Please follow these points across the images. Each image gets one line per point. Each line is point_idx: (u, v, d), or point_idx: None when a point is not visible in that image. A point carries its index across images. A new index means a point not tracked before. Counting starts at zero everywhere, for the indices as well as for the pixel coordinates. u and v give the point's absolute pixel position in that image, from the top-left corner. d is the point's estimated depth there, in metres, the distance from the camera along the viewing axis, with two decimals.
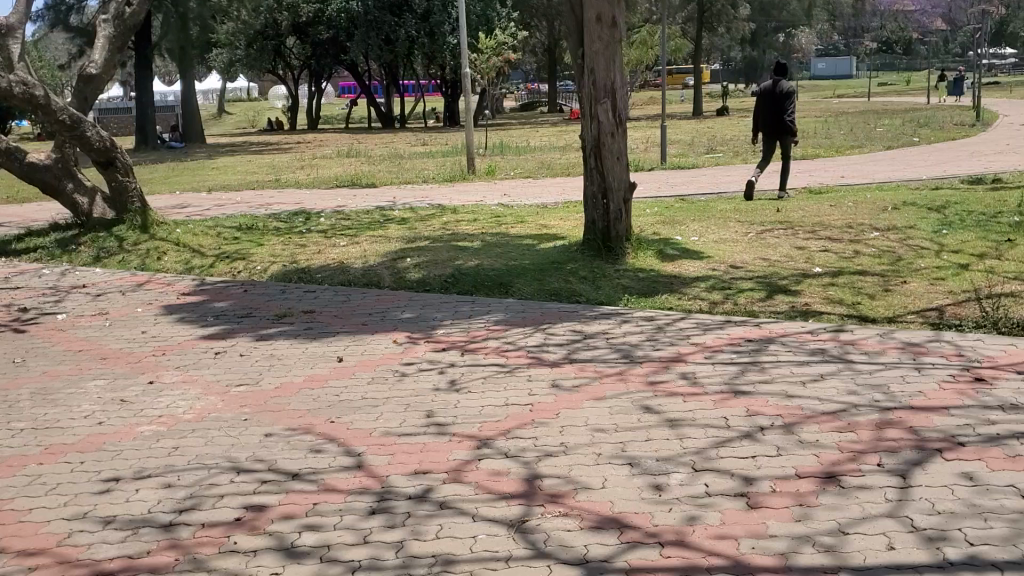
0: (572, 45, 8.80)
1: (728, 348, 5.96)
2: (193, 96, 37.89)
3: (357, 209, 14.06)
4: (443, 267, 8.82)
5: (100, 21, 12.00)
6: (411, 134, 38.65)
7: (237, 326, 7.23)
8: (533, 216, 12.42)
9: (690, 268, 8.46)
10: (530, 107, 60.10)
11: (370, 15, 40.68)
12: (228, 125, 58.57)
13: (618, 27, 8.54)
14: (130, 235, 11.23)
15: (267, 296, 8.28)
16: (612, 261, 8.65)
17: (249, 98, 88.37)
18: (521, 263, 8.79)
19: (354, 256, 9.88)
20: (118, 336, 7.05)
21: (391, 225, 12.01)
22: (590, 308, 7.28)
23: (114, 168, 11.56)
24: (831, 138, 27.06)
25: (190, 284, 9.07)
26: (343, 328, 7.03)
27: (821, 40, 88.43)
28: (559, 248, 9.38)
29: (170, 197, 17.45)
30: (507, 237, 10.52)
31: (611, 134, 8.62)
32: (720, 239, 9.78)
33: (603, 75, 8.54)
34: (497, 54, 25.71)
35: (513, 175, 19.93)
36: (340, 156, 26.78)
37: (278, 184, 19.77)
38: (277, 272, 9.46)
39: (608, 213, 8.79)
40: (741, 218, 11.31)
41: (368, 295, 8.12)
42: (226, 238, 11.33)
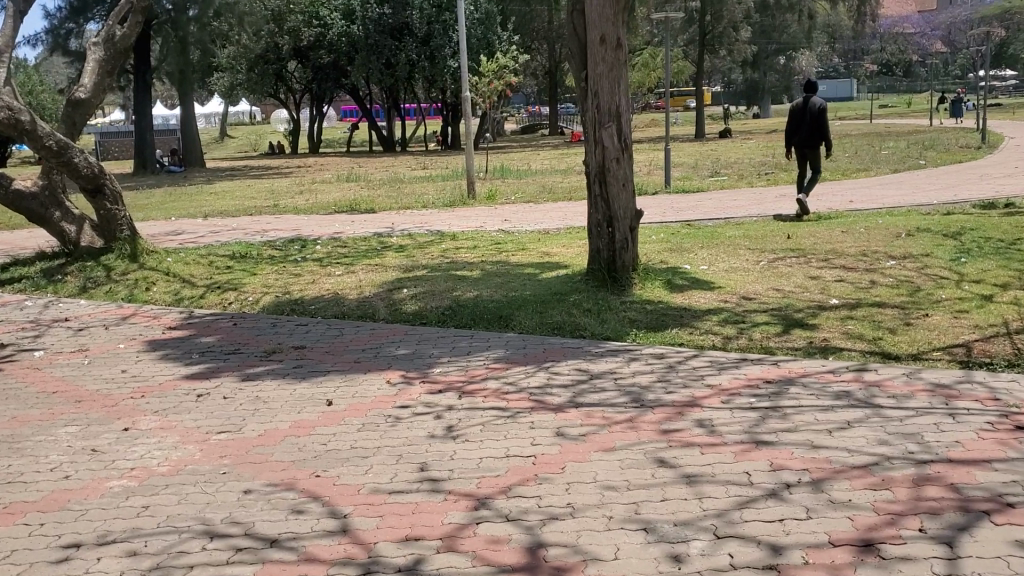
0: (575, 68, 8.48)
1: (745, 391, 5.56)
2: (194, 121, 37.70)
3: (355, 235, 13.70)
4: (442, 299, 8.45)
5: (91, 44, 11.70)
6: (411, 157, 38.36)
7: (223, 364, 6.84)
8: (535, 243, 12.05)
9: (700, 299, 8.08)
10: (531, 129, 59.89)
11: (370, 39, 40.46)
12: (229, 148, 58.40)
13: (624, 48, 8.20)
14: (119, 264, 10.89)
15: (257, 330, 7.89)
16: (618, 292, 8.27)
17: (252, 122, 88.41)
18: (523, 295, 8.41)
19: (349, 286, 9.52)
20: (96, 376, 6.65)
21: (389, 253, 11.64)
22: (595, 344, 6.89)
23: (102, 196, 11.22)
24: (836, 161, 26.72)
25: (178, 317, 8.69)
26: (335, 366, 6.64)
27: (821, 61, 88.50)
28: (564, 277, 9.00)
29: (165, 223, 17.09)
30: (509, 265, 10.16)
31: (616, 160, 8.25)
32: (730, 268, 9.41)
33: (607, 98, 8.20)
34: (499, 78, 25.44)
35: (516, 199, 19.58)
36: (340, 180, 26.43)
37: (276, 210, 19.37)
38: (270, 304, 9.09)
39: (613, 241, 8.41)
40: (750, 246, 10.95)
41: (363, 328, 7.75)
42: (219, 267, 10.97)
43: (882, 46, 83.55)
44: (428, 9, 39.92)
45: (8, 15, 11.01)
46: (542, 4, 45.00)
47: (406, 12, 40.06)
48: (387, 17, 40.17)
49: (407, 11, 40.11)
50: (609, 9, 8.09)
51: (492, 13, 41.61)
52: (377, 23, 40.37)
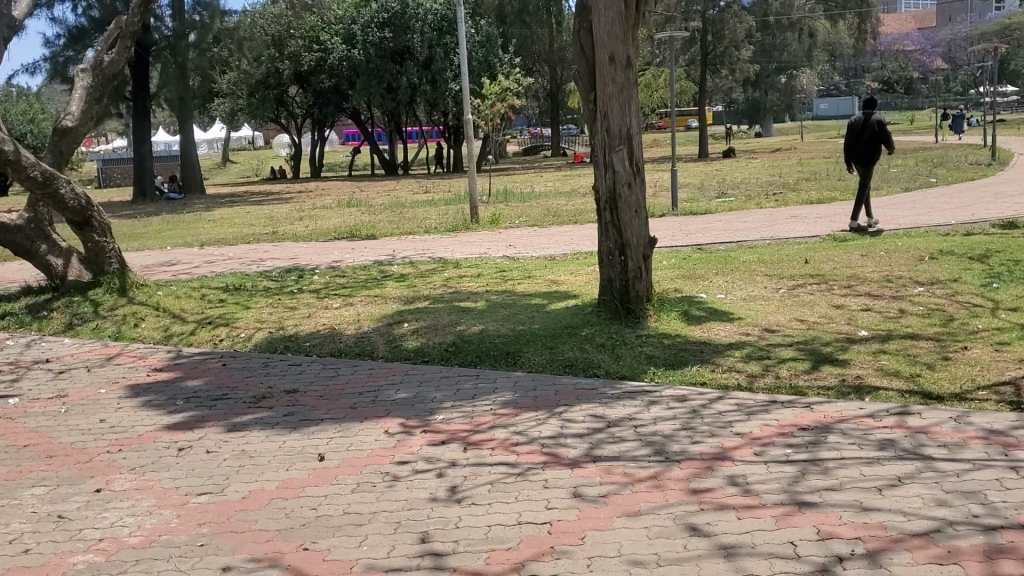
0: (583, 89, 8.05)
1: (779, 441, 5.05)
2: (193, 146, 37.34)
3: (354, 263, 13.21)
4: (445, 333, 7.97)
5: (78, 72, 11.30)
6: (413, 181, 37.97)
7: (209, 412, 6.34)
8: (541, 270, 11.57)
9: (720, 332, 7.59)
10: (534, 151, 59.64)
11: (371, 63, 40.27)
12: (230, 173, 58.15)
13: (634, 68, 7.77)
14: (107, 299, 10.42)
15: (248, 371, 7.40)
16: (632, 325, 7.77)
17: (255, 147, 88.34)
18: (531, 328, 7.92)
19: (348, 319, 9.04)
20: (71, 426, 6.15)
21: (389, 283, 11.16)
22: (610, 384, 6.39)
23: (90, 229, 10.76)
24: (845, 180, 26.25)
25: (165, 356, 8.20)
26: (329, 412, 6.14)
27: (821, 79, 88.35)
28: (574, 308, 8.52)
29: (160, 253, 16.61)
30: (515, 294, 9.69)
31: (628, 185, 7.78)
32: (749, 297, 8.92)
33: (617, 119, 7.73)
34: (502, 100, 25.06)
35: (520, 223, 19.09)
36: (340, 206, 25.97)
37: (275, 237, 18.89)
38: (263, 341, 8.60)
39: (626, 270, 7.92)
40: (767, 271, 10.46)
41: (361, 367, 7.27)
42: (211, 301, 10.50)
43: (882, 64, 83.33)
44: (429, 32, 39.71)
45: None
46: (544, 26, 44.78)
47: (407, 35, 39.80)
48: (388, 40, 39.94)
49: (409, 35, 39.90)
50: (619, 27, 7.66)
51: (493, 36, 41.40)
52: (378, 48, 40.12)
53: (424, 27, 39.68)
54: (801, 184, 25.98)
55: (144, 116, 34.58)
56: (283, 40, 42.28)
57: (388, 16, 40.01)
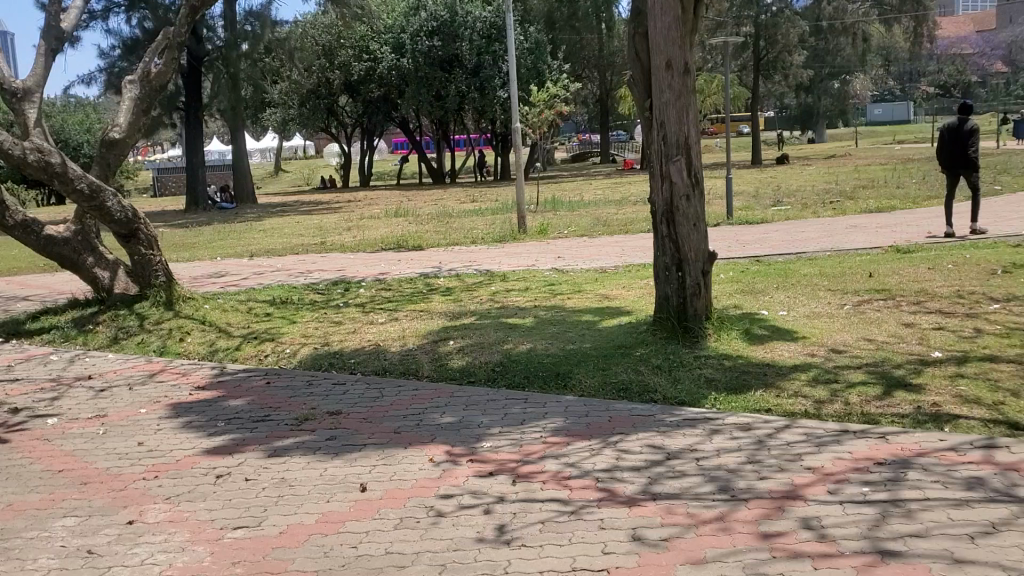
0: (638, 97, 7.72)
1: (855, 477, 4.67)
2: (245, 156, 37.63)
3: (400, 276, 13.00)
4: (493, 352, 7.66)
5: (127, 83, 11.23)
6: (462, 189, 37.80)
7: (249, 434, 6.10)
8: (592, 283, 11.24)
9: (784, 355, 7.20)
10: (582, 158, 59.28)
11: (420, 72, 40.25)
12: (282, 182, 58.67)
13: (692, 73, 7.42)
14: (152, 313, 10.31)
15: (290, 390, 7.16)
16: (689, 346, 7.42)
17: (306, 156, 89.15)
18: (583, 347, 7.59)
19: (393, 336, 8.78)
20: (108, 450, 5.97)
21: (437, 297, 10.90)
22: (667, 412, 6.05)
23: (136, 241, 10.68)
24: (905, 188, 25.50)
25: (208, 373, 8.01)
26: (372, 436, 5.85)
27: (875, 84, 86.60)
28: (627, 326, 8.17)
29: (208, 264, 16.55)
30: (566, 310, 9.38)
31: (686, 197, 7.43)
32: (812, 314, 8.51)
33: (675, 129, 7.39)
34: (550, 107, 24.78)
35: (569, 233, 18.75)
36: (388, 216, 25.84)
37: (323, 247, 18.78)
38: (308, 357, 8.37)
39: (683, 287, 7.56)
40: (829, 286, 10.02)
41: (406, 387, 6.99)
42: (257, 315, 10.32)
43: (939, 68, 81.24)
44: (478, 40, 39.70)
45: (39, 54, 10.57)
46: (593, 32, 44.43)
47: (456, 44, 39.69)
48: (436, 49, 39.72)
49: (457, 43, 39.78)
50: (676, 32, 7.33)
51: (542, 43, 41.14)
52: (426, 56, 40.08)
53: (472, 35, 39.66)
54: (858, 192, 25.28)
55: (197, 126, 34.94)
56: (333, 49, 42.46)
57: (438, 24, 39.88)
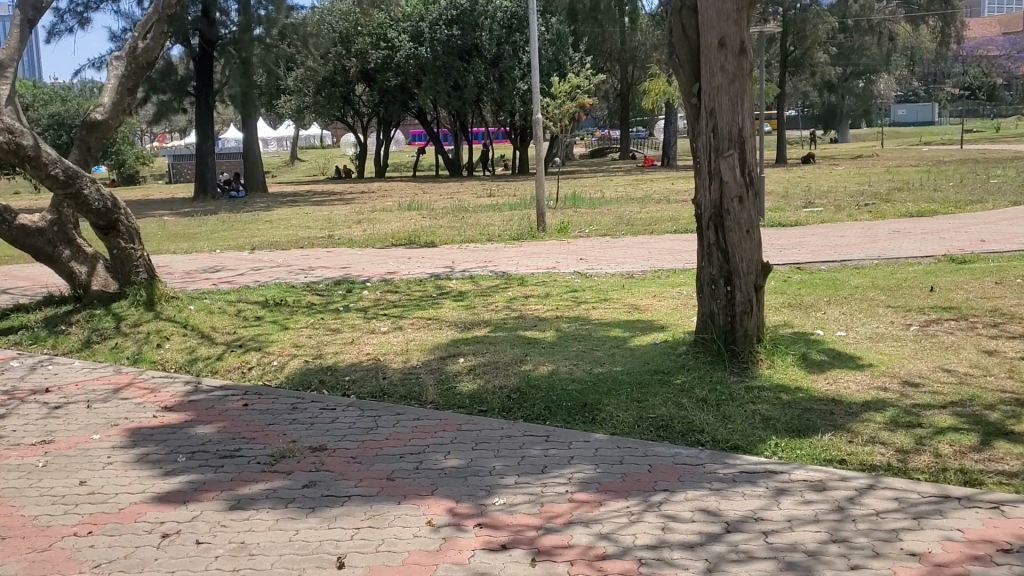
0: (683, 81, 6.65)
1: (977, 571, 3.59)
2: (257, 145, 36.63)
3: (409, 277, 11.95)
4: (509, 374, 6.59)
5: (113, 59, 10.14)
6: (480, 183, 36.79)
7: (213, 476, 5.05)
8: (621, 290, 10.20)
9: (852, 390, 6.09)
10: (601, 153, 58.23)
11: (438, 61, 39.15)
12: (297, 172, 57.90)
13: (748, 54, 6.36)
14: (131, 313, 9.29)
15: (269, 418, 6.11)
16: (739, 374, 6.33)
17: (321, 145, 88.41)
18: (613, 371, 6.52)
19: (396, 350, 7.70)
20: (42, 492, 4.95)
21: (448, 303, 9.83)
22: (720, 462, 4.97)
23: (116, 234, 9.63)
24: (943, 191, 24.28)
25: (181, 390, 6.98)
26: (360, 484, 4.80)
27: (899, 84, 84.87)
28: (663, 346, 7.09)
29: (207, 257, 15.57)
30: (593, 322, 8.31)
31: (739, 198, 6.35)
32: (876, 336, 7.42)
33: (727, 119, 6.34)
34: (572, 99, 23.64)
35: (591, 232, 17.64)
36: (401, 208, 24.79)
37: (330, 241, 17.79)
38: (297, 374, 7.33)
39: (731, 304, 6.48)
40: (887, 301, 8.95)
41: (405, 418, 5.93)
42: (246, 318, 9.30)
43: (965, 70, 79.17)
44: (498, 30, 38.63)
45: (13, 24, 9.55)
46: (615, 25, 43.43)
47: (476, 33, 38.70)
48: (456, 38, 38.72)
49: (477, 32, 38.71)
50: (730, 6, 6.25)
51: (564, 34, 39.95)
52: (445, 45, 38.94)
53: (493, 24, 38.67)
54: (894, 195, 24.07)
55: (209, 113, 34.17)
56: (350, 37, 41.45)
57: (457, 13, 38.78)
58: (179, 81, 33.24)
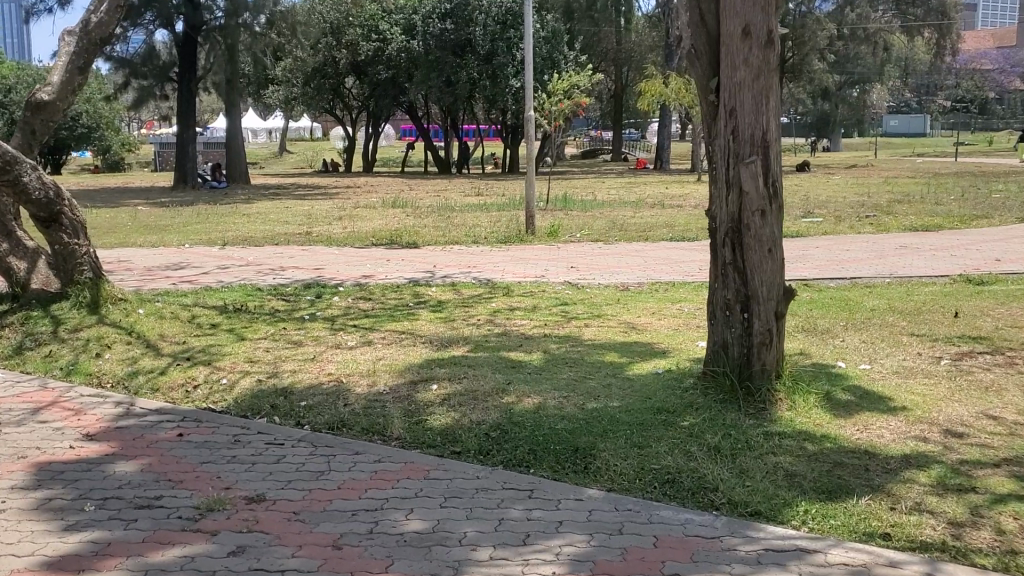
0: (698, 75, 5.77)
1: None
2: (240, 135, 35.61)
3: (386, 281, 11.04)
4: (488, 408, 5.66)
5: (65, 34, 9.11)
6: (468, 182, 35.89)
7: (120, 535, 4.13)
8: (617, 306, 9.32)
9: (887, 441, 5.20)
10: (592, 153, 57.46)
11: (431, 55, 38.22)
12: (285, 163, 56.86)
13: (776, 46, 5.49)
14: (72, 316, 8.35)
15: (203, 457, 5.18)
16: (756, 416, 5.45)
17: (312, 138, 87.50)
18: (608, 407, 5.63)
19: (360, 370, 6.76)
20: None
21: (425, 314, 8.91)
22: (740, 534, 4.09)
23: (58, 227, 8.67)
24: (945, 205, 23.60)
25: (110, 413, 6.05)
26: (300, 552, 3.91)
27: (891, 96, 84.44)
28: (667, 377, 6.21)
29: (174, 252, 14.62)
30: (586, 344, 7.39)
31: (760, 213, 5.50)
32: (906, 372, 6.56)
33: (750, 120, 5.47)
34: (568, 97, 22.74)
35: (582, 236, 16.75)
36: (386, 206, 23.89)
37: (307, 239, 16.85)
38: (246, 399, 6.38)
39: (748, 333, 5.62)
40: (911, 327, 8.10)
41: (363, 460, 5.02)
42: (199, 326, 8.37)
43: (959, 83, 78.65)
44: (493, 26, 37.43)
45: None
46: (612, 25, 42.64)
47: (469, 28, 37.66)
48: (449, 33, 37.89)
49: (470, 27, 37.73)
50: None
51: (559, 32, 38.94)
52: (439, 39, 38.01)
53: (487, 19, 37.50)
54: (895, 207, 23.27)
55: (190, 100, 33.05)
56: (341, 28, 40.72)
57: (451, 7, 38.12)
58: (162, 67, 32.12)
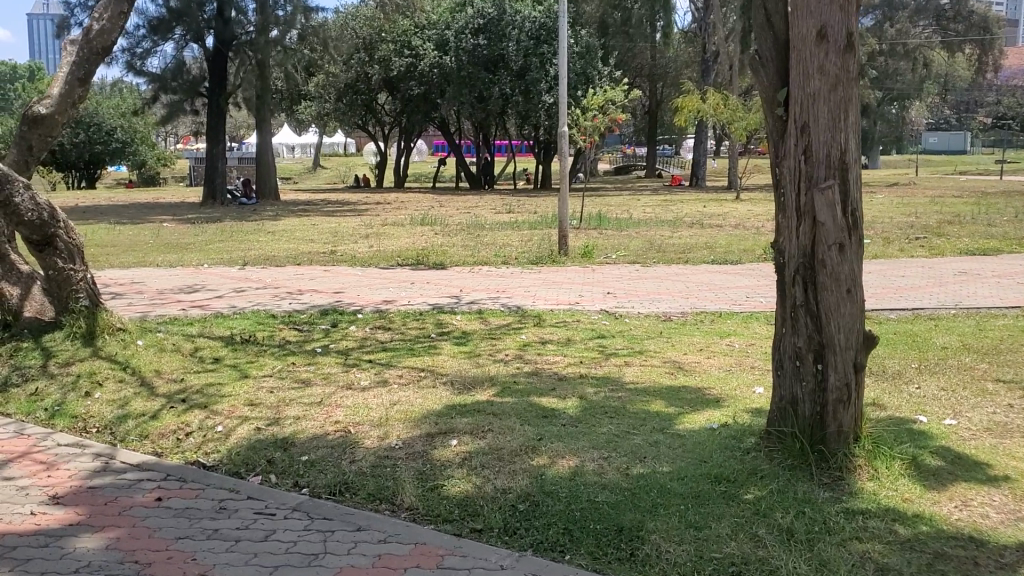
0: (765, 85, 4.94)
1: None
2: (271, 150, 35.17)
3: (407, 308, 10.28)
4: (516, 472, 4.84)
5: (68, 44, 8.50)
6: (500, 198, 35.19)
7: None
8: (659, 340, 8.48)
9: (995, 522, 4.29)
10: (626, 170, 56.66)
11: (463, 71, 37.52)
12: (318, 179, 56.53)
13: (857, 51, 4.65)
14: (65, 349, 7.67)
15: (180, 530, 4.42)
16: (834, 489, 4.59)
17: (345, 153, 87.52)
18: (659, 473, 4.79)
19: (371, 418, 5.96)
20: None
21: (447, 348, 8.11)
22: None
23: (53, 251, 8.00)
24: (999, 226, 22.51)
25: (84, 469, 5.31)
26: None
27: (930, 112, 82.89)
28: (726, 435, 5.36)
29: (192, 272, 14.00)
30: (628, 389, 6.55)
31: (838, 247, 4.66)
32: (1002, 430, 5.62)
33: (824, 136, 4.64)
34: (603, 113, 21.97)
35: (619, 257, 15.91)
36: (415, 223, 23.24)
37: (332, 258, 16.18)
38: (241, 450, 5.61)
39: (820, 389, 4.78)
40: (995, 372, 7.15)
41: (366, 541, 4.21)
42: (202, 361, 7.63)
43: (998, 100, 76.99)
44: (526, 41, 36.90)
45: None
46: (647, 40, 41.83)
47: (503, 43, 36.94)
48: (482, 48, 37.13)
49: (504, 43, 36.98)
50: None
51: (593, 47, 38.12)
52: (472, 55, 37.37)
53: (521, 35, 36.89)
54: (946, 228, 22.20)
55: (220, 116, 32.65)
56: (374, 44, 40.46)
57: (485, 22, 37.46)
58: (193, 81, 31.86)
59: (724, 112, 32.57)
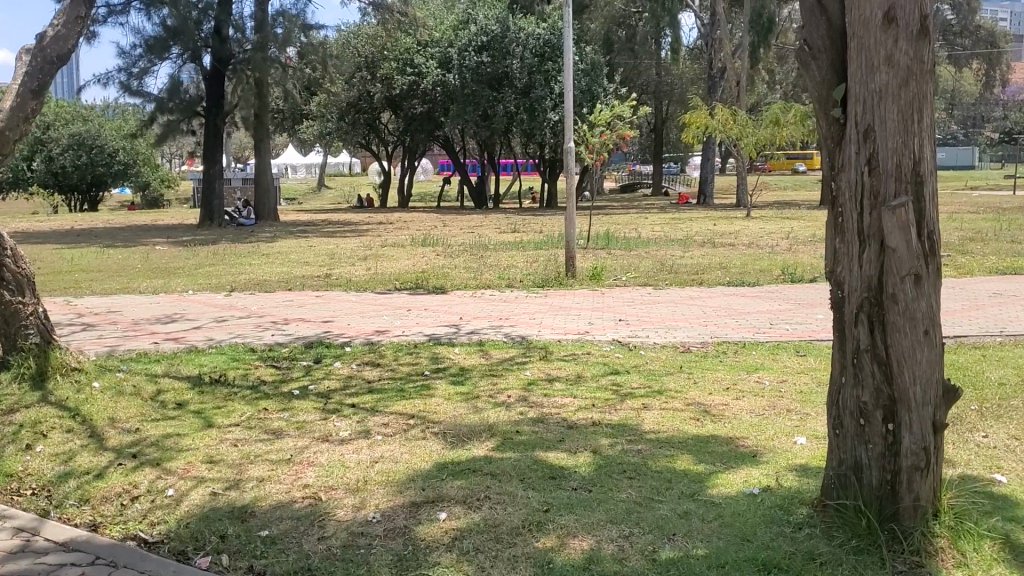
0: (817, 81, 4.05)
1: None
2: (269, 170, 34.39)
3: (401, 340, 9.38)
4: (517, 559, 3.94)
5: (23, 54, 7.73)
6: (505, 216, 34.39)
7: None
8: (677, 376, 7.56)
9: None
10: (632, 188, 55.83)
11: (467, 89, 36.63)
12: (322, 199, 55.84)
13: (932, 38, 3.78)
14: (11, 393, 6.81)
15: None
16: None
17: (349, 173, 86.91)
18: (695, 561, 3.86)
19: (346, 481, 5.06)
20: None
21: (442, 388, 7.20)
22: None
23: None
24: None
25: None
26: None
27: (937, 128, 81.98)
28: (771, 504, 4.45)
29: (176, 299, 13.14)
30: (647, 440, 5.63)
31: (913, 279, 3.78)
32: None
33: (894, 141, 3.76)
34: (609, 129, 21.12)
35: (629, 279, 15.02)
36: (416, 244, 22.43)
37: (326, 282, 15.33)
38: (191, 522, 4.70)
39: (892, 450, 3.90)
40: None
41: None
42: (164, 407, 6.74)
43: (1006, 113, 76.06)
44: (531, 58, 36.30)
45: None
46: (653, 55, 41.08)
47: (507, 60, 36.23)
48: (485, 66, 36.30)
49: (508, 60, 36.29)
50: None
51: (598, 64, 37.37)
52: (476, 73, 36.45)
53: (525, 52, 36.25)
54: (969, 245, 21.24)
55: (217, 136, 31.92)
56: (376, 62, 39.92)
57: (488, 39, 36.50)
58: (189, 102, 31.10)
59: (732, 128, 31.72)
